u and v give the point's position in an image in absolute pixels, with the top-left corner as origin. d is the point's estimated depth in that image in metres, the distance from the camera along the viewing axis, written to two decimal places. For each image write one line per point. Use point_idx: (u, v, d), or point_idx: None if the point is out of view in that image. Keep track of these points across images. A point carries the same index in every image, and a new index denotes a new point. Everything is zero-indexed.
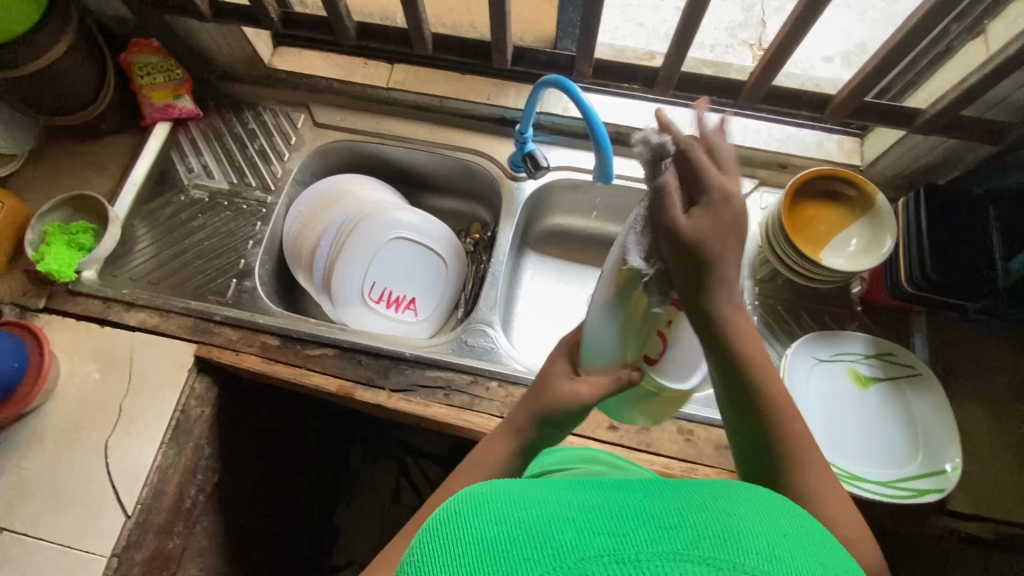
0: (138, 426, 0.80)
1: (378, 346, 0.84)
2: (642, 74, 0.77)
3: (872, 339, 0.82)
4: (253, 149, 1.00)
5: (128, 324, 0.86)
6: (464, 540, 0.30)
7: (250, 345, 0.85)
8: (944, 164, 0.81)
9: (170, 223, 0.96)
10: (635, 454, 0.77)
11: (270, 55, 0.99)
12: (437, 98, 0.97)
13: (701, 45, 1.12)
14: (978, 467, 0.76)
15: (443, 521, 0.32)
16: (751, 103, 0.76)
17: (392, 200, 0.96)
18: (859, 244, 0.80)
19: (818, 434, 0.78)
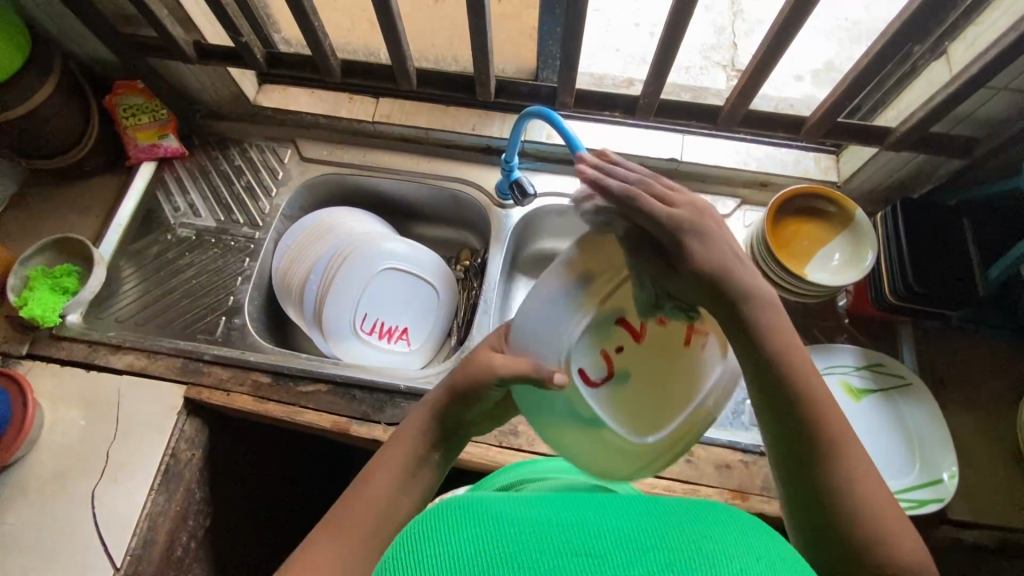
0: (126, 472, 0.78)
1: (371, 378, 0.83)
2: (623, 102, 0.79)
3: (862, 351, 0.83)
4: (240, 186, 1.00)
5: (114, 368, 0.85)
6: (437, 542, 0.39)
7: (241, 384, 0.84)
8: (917, 178, 0.84)
9: (156, 262, 0.95)
10: (636, 477, 0.77)
11: (255, 93, 1.00)
12: (422, 129, 0.98)
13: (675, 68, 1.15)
14: (974, 474, 0.76)
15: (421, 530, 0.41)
16: (729, 127, 0.78)
17: (381, 230, 0.97)
18: (842, 259, 0.82)
19: None
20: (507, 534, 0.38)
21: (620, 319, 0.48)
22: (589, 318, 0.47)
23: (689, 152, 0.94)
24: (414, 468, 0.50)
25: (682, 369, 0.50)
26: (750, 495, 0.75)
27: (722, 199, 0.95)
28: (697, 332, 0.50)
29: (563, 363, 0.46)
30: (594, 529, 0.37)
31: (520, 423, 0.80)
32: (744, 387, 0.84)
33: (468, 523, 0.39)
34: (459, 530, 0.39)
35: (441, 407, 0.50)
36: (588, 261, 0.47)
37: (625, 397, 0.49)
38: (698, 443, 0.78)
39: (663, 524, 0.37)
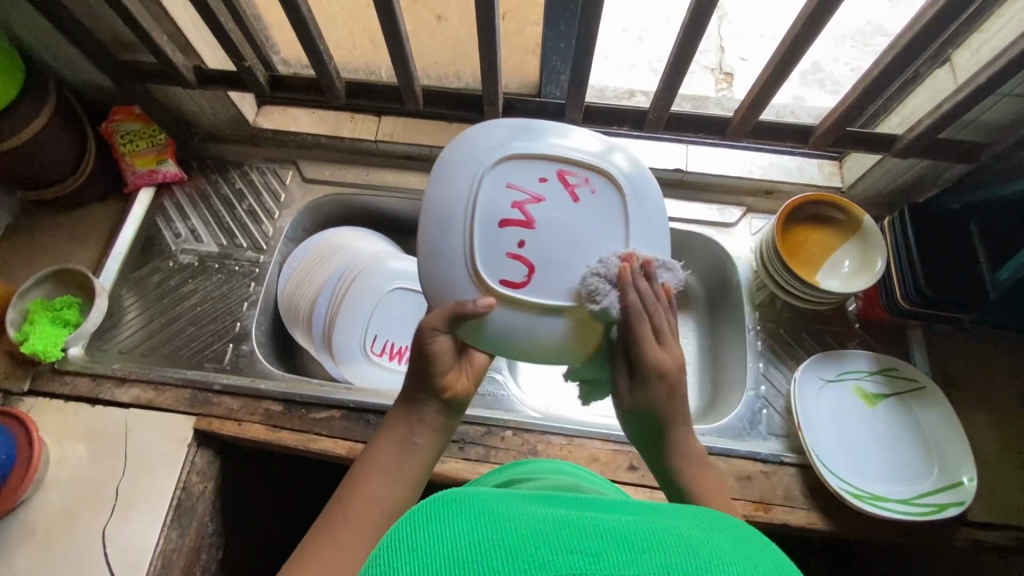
0: (138, 509, 0.76)
1: (385, 402, 0.82)
2: (632, 116, 0.79)
3: (876, 356, 0.83)
4: (242, 210, 0.99)
5: (120, 401, 0.83)
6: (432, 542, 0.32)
7: (252, 413, 0.82)
8: (922, 182, 0.85)
9: (159, 290, 0.93)
10: (658, 493, 0.76)
11: (255, 115, 0.99)
12: (427, 147, 0.98)
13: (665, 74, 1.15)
14: (992, 476, 0.77)
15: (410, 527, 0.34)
16: (738, 138, 0.78)
17: (388, 250, 0.95)
18: (852, 266, 0.83)
19: (836, 455, 0.78)
20: (491, 536, 0.32)
21: (508, 218, 0.55)
22: (484, 229, 0.55)
23: (694, 162, 0.94)
24: (401, 453, 0.54)
25: (577, 229, 0.55)
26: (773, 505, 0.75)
27: (728, 208, 0.95)
28: (568, 190, 0.56)
29: (483, 286, 0.54)
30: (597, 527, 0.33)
31: (539, 441, 0.79)
32: (760, 397, 0.84)
33: (449, 517, 0.34)
34: (436, 525, 0.33)
35: (413, 391, 0.56)
36: (447, 187, 0.56)
37: (553, 277, 0.54)
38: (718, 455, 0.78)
39: (665, 530, 0.33)
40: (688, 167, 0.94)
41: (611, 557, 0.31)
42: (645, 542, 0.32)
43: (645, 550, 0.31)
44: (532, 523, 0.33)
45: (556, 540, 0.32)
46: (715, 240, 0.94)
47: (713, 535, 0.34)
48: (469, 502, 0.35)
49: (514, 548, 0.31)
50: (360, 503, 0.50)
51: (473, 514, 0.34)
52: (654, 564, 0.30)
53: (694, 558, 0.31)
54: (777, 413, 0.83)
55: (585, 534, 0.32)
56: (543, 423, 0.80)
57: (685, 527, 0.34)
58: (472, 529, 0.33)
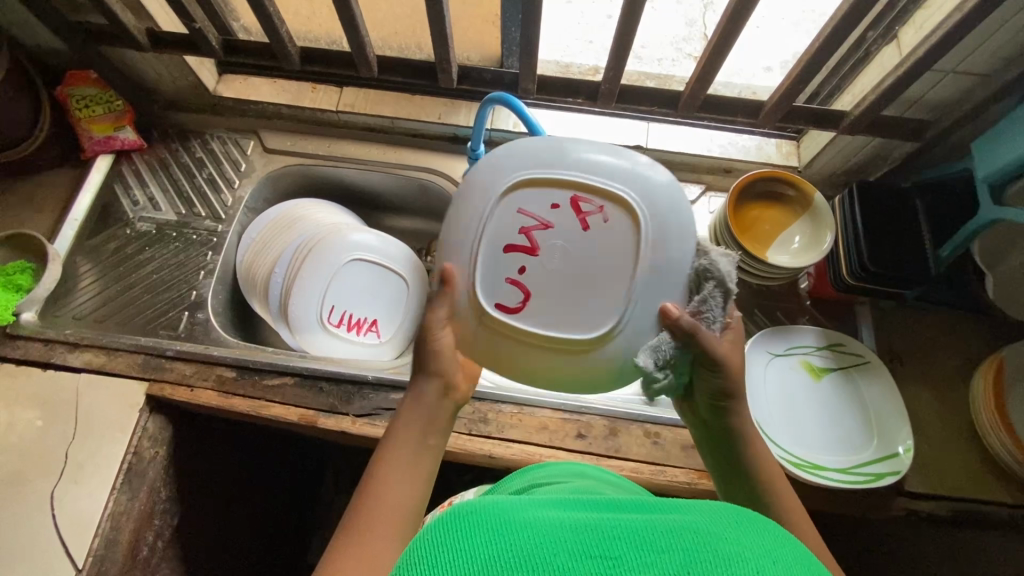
0: (86, 472, 0.77)
1: (338, 370, 0.82)
2: (586, 88, 0.80)
3: (822, 331, 0.85)
4: (202, 178, 0.98)
5: (72, 366, 0.83)
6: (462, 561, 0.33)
7: (205, 379, 0.82)
8: (874, 161, 0.86)
9: (115, 258, 0.92)
10: (605, 461, 0.77)
11: (215, 83, 0.98)
12: (389, 119, 0.97)
13: (641, 58, 1.16)
14: (930, 448, 0.79)
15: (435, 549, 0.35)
16: (689, 113, 0.79)
17: (348, 222, 0.95)
18: (802, 242, 0.84)
19: (780, 427, 0.79)
20: (513, 547, 0.34)
21: (514, 242, 0.51)
22: (504, 254, 0.52)
23: (653, 139, 0.95)
24: (416, 444, 0.54)
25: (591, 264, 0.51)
26: None
27: (687, 186, 0.96)
28: (579, 217, 0.51)
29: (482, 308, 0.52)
30: (615, 532, 0.35)
31: (489, 410, 0.80)
32: None
33: (468, 526, 0.36)
34: (460, 546, 0.34)
35: (424, 386, 0.57)
36: (458, 207, 0.54)
37: (557, 307, 0.51)
38: (664, 425, 0.80)
39: (680, 527, 0.35)
40: (647, 143, 0.94)
41: (634, 558, 0.32)
42: (665, 540, 0.33)
43: (666, 549, 0.33)
44: (553, 531, 0.35)
45: (577, 546, 0.33)
46: None
47: (731, 529, 0.35)
48: (489, 515, 0.37)
49: (538, 560, 0.32)
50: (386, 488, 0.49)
51: (493, 523, 0.36)
52: (674, 562, 0.32)
53: (708, 551, 0.33)
54: None
55: (605, 538, 0.34)
56: (494, 392, 0.81)
57: (703, 522, 0.36)
58: (494, 541, 0.34)
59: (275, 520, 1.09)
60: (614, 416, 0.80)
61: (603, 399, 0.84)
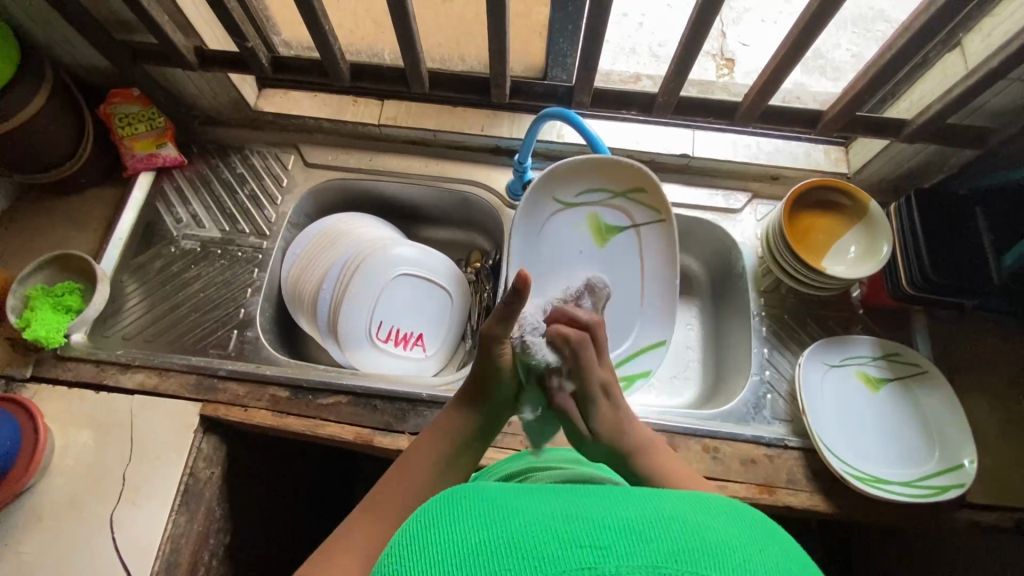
0: (145, 495, 0.76)
1: (392, 388, 0.82)
2: (640, 100, 0.79)
3: (878, 341, 0.84)
4: (244, 194, 0.98)
5: (125, 387, 0.82)
6: (446, 548, 0.32)
7: (259, 399, 0.82)
8: (928, 168, 0.85)
9: (161, 277, 0.92)
10: None
11: (256, 98, 0.97)
12: (431, 131, 0.97)
13: (660, 58, 1.10)
14: (993, 459, 0.78)
15: (418, 534, 0.34)
16: (747, 123, 0.78)
17: (392, 236, 0.95)
18: (858, 252, 0.83)
19: (841, 440, 0.79)
20: (500, 536, 0.32)
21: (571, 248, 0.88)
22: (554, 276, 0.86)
23: (700, 147, 0.94)
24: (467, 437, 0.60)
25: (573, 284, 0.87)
26: (777, 488, 0.76)
27: (734, 194, 0.95)
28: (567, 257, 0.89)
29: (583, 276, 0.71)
30: (604, 518, 0.33)
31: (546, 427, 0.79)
32: (764, 381, 0.85)
33: (455, 515, 0.35)
34: (446, 525, 0.34)
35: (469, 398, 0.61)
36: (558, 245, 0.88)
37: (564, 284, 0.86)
38: (723, 439, 0.79)
39: (668, 518, 0.33)
40: (694, 152, 0.93)
41: (626, 549, 0.31)
42: (656, 531, 0.32)
43: (656, 542, 0.31)
44: (531, 516, 0.33)
45: (560, 535, 0.32)
46: (720, 226, 0.94)
47: (715, 517, 0.34)
48: (479, 503, 0.36)
49: (525, 548, 0.31)
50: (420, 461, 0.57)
51: (477, 512, 0.35)
52: (665, 553, 0.31)
53: (706, 550, 0.31)
54: (781, 397, 0.83)
55: (594, 525, 0.32)
56: None
57: (686, 511, 0.34)
58: (476, 532, 0.33)
59: (317, 533, 1.09)
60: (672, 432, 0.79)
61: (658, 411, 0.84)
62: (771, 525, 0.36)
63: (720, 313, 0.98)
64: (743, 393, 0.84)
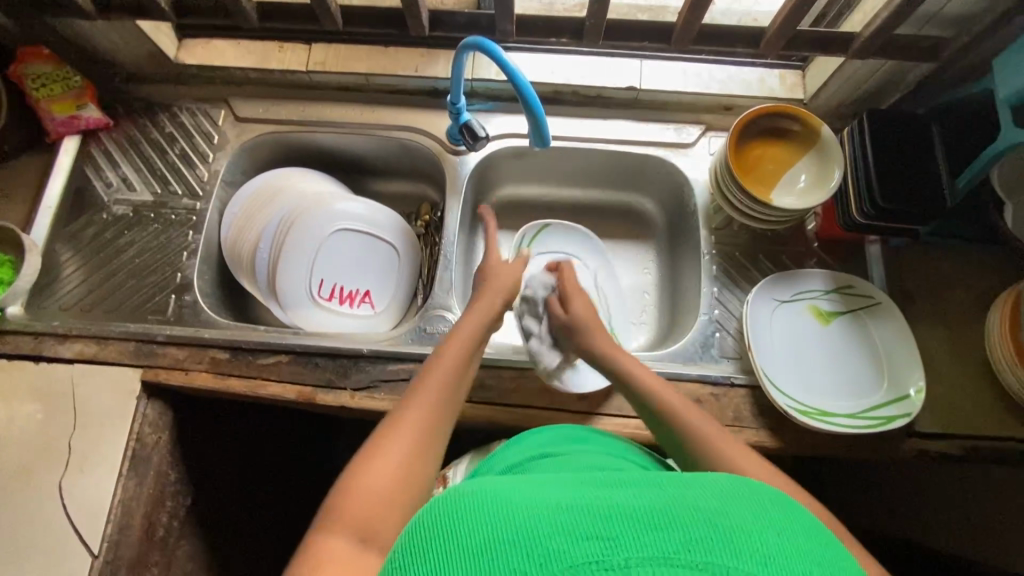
0: (91, 461, 0.77)
1: (333, 345, 0.80)
2: (570, 27, 0.73)
3: (831, 274, 0.81)
4: (174, 154, 0.94)
5: (65, 357, 0.81)
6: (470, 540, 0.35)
7: (199, 362, 0.81)
8: (886, 87, 0.80)
9: (95, 244, 0.90)
10: (609, 420, 0.76)
11: (176, 49, 0.92)
12: (362, 76, 0.92)
13: None
14: (944, 387, 0.76)
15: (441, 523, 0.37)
16: (684, 47, 0.73)
17: (331, 190, 0.92)
18: (808, 181, 0.79)
19: (788, 376, 0.77)
20: (518, 525, 0.35)
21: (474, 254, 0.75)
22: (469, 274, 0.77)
23: (647, 78, 0.88)
24: (457, 370, 0.64)
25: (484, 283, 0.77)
26: (721, 426, 0.75)
27: (685, 127, 0.90)
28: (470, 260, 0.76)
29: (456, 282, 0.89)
30: (618, 511, 0.36)
31: (489, 376, 0.78)
32: (713, 321, 0.83)
33: (474, 508, 0.38)
34: (464, 518, 0.37)
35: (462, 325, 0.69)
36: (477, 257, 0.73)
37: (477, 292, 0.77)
38: (668, 380, 0.78)
39: (676, 507, 0.36)
40: (641, 84, 0.88)
41: (634, 540, 0.34)
42: (666, 521, 0.35)
43: (665, 530, 0.34)
44: (551, 509, 0.36)
45: (576, 527, 0.34)
46: (671, 161, 0.90)
47: (729, 505, 0.37)
48: (494, 497, 0.38)
49: (542, 541, 0.34)
50: (414, 415, 0.58)
51: (497, 505, 0.37)
52: (674, 542, 0.34)
53: (714, 535, 0.34)
54: (730, 335, 0.81)
55: (607, 518, 0.35)
56: (493, 356, 0.78)
57: (701, 502, 0.37)
58: (491, 522, 0.36)
59: (292, 492, 1.11)
60: None
61: None
62: (786, 505, 0.39)
63: (675, 254, 0.95)
64: (691, 333, 0.82)
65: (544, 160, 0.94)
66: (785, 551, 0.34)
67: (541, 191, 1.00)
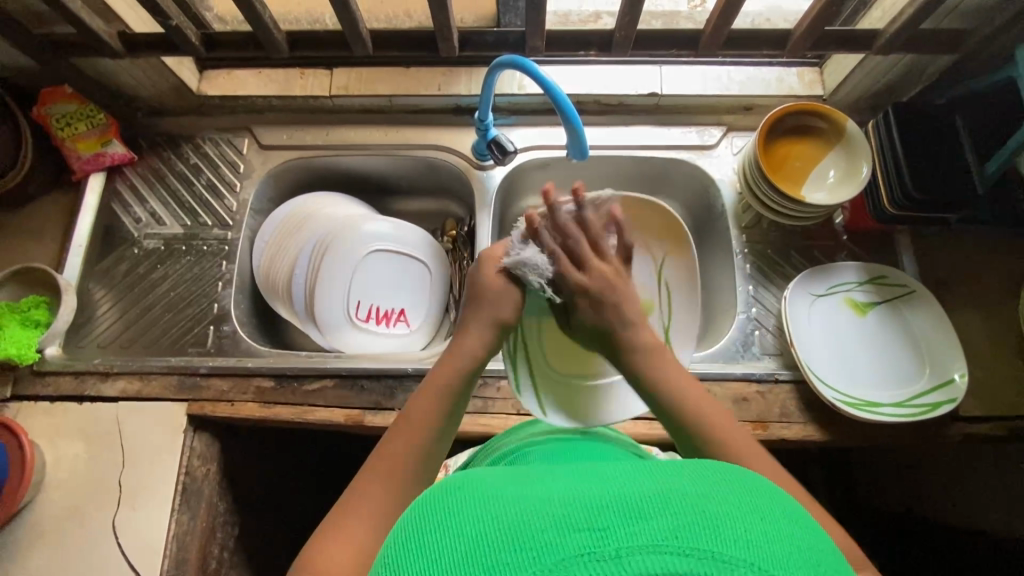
0: (143, 498, 0.76)
1: (377, 367, 0.81)
2: (598, 39, 0.74)
3: (864, 266, 0.82)
4: (201, 185, 0.94)
5: (108, 396, 0.81)
6: (441, 548, 0.30)
7: (244, 392, 0.81)
8: (906, 79, 0.81)
9: (128, 280, 0.90)
10: (657, 423, 0.77)
11: (197, 81, 0.93)
12: (385, 97, 0.92)
13: None
14: (985, 370, 0.77)
15: (413, 533, 0.33)
16: (711, 52, 0.74)
17: (360, 212, 0.92)
18: (837, 175, 0.80)
19: (832, 370, 0.78)
20: (494, 527, 0.30)
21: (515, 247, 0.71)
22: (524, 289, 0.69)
23: (668, 84, 0.89)
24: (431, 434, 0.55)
25: None
26: (770, 423, 0.76)
27: (707, 129, 0.92)
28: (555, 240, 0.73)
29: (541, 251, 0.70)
30: (598, 498, 0.31)
31: None
32: (750, 319, 0.83)
33: (446, 511, 0.33)
34: (439, 522, 0.32)
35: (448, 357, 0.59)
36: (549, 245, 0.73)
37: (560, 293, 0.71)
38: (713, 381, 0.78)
39: (666, 491, 0.31)
40: (662, 90, 0.89)
41: (622, 529, 0.29)
42: (655, 506, 0.30)
43: (653, 517, 0.29)
44: (528, 504, 0.31)
45: (559, 518, 0.30)
46: (696, 163, 0.91)
47: (724, 490, 0.32)
48: (470, 494, 0.34)
49: (519, 540, 0.29)
50: (382, 478, 0.50)
51: (469, 506, 0.32)
52: (666, 528, 0.28)
53: (705, 520, 0.29)
54: (769, 332, 0.82)
55: (591, 506, 0.30)
56: None
57: (692, 483, 0.32)
58: (468, 517, 0.32)
59: None
60: None
61: None
62: (788, 498, 0.34)
63: (704, 255, 0.96)
64: (730, 332, 0.83)
65: (568, 170, 0.95)
66: (780, 536, 0.30)
67: None
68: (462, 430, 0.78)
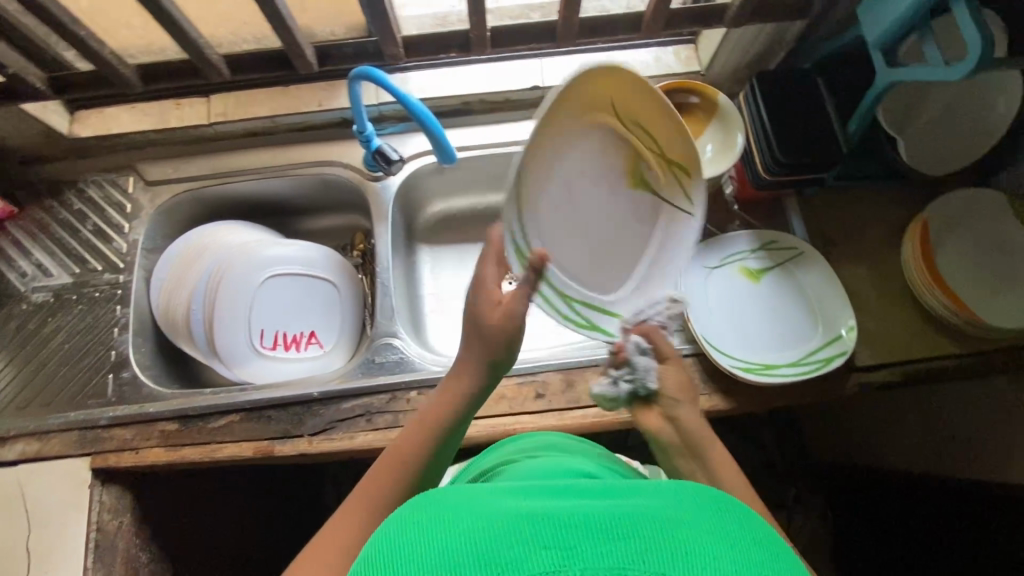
0: (52, 561, 0.74)
1: (283, 395, 0.79)
2: (457, 40, 0.74)
3: (754, 233, 0.84)
4: (88, 230, 0.91)
5: (7, 461, 0.78)
6: (417, 555, 0.31)
7: (148, 438, 0.79)
8: (771, 47, 0.83)
9: (20, 337, 0.86)
10: (568, 414, 0.78)
11: (69, 124, 0.89)
12: (267, 118, 0.90)
13: None
14: (874, 321, 0.80)
15: (393, 535, 0.33)
16: (570, 42, 0.74)
17: (258, 238, 0.90)
18: (714, 148, 0.82)
19: (729, 337, 0.80)
20: (476, 535, 0.32)
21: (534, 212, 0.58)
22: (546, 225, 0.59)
23: (549, 76, 0.90)
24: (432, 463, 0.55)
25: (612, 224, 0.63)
26: None
27: None
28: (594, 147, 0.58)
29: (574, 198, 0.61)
30: (581, 519, 0.33)
31: None
32: None
33: (427, 519, 0.33)
34: (420, 527, 0.33)
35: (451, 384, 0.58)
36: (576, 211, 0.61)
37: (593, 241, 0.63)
38: None
39: (644, 515, 0.33)
40: (544, 82, 0.89)
41: (596, 549, 0.31)
42: (630, 528, 0.32)
43: (628, 538, 0.32)
44: (510, 518, 0.33)
45: (536, 536, 0.32)
46: None
47: (701, 512, 0.34)
48: (450, 504, 0.35)
49: (498, 550, 0.31)
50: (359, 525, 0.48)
51: (448, 516, 0.33)
52: (637, 553, 0.31)
53: (676, 544, 0.31)
54: None
55: (568, 524, 0.32)
56: None
57: (670, 508, 0.34)
58: (448, 528, 0.32)
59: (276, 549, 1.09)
60: (568, 369, 0.80)
61: (556, 353, 0.84)
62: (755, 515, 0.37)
63: None
64: None
65: (466, 172, 0.95)
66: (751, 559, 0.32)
67: (472, 201, 1.01)
68: (375, 447, 0.77)
